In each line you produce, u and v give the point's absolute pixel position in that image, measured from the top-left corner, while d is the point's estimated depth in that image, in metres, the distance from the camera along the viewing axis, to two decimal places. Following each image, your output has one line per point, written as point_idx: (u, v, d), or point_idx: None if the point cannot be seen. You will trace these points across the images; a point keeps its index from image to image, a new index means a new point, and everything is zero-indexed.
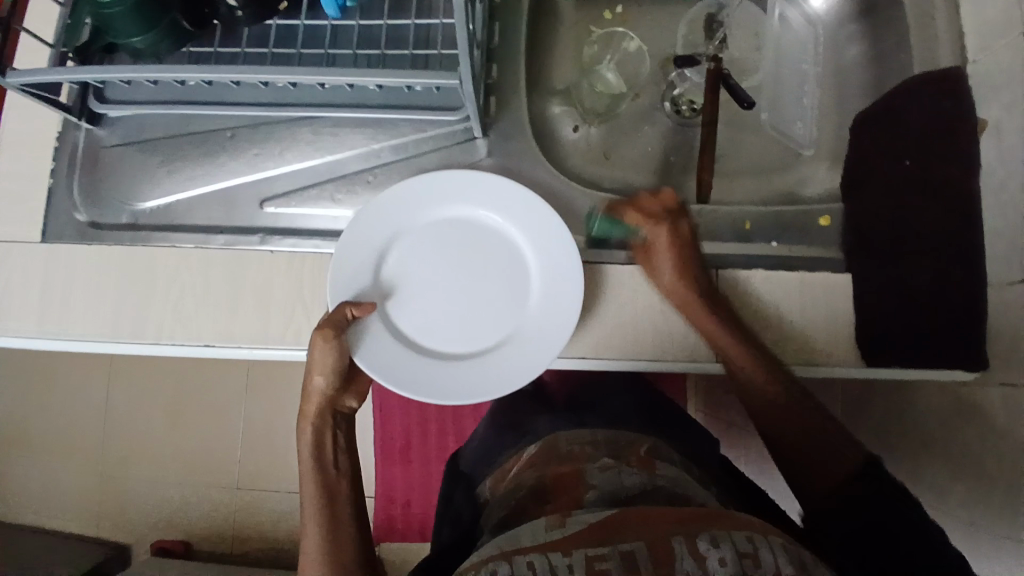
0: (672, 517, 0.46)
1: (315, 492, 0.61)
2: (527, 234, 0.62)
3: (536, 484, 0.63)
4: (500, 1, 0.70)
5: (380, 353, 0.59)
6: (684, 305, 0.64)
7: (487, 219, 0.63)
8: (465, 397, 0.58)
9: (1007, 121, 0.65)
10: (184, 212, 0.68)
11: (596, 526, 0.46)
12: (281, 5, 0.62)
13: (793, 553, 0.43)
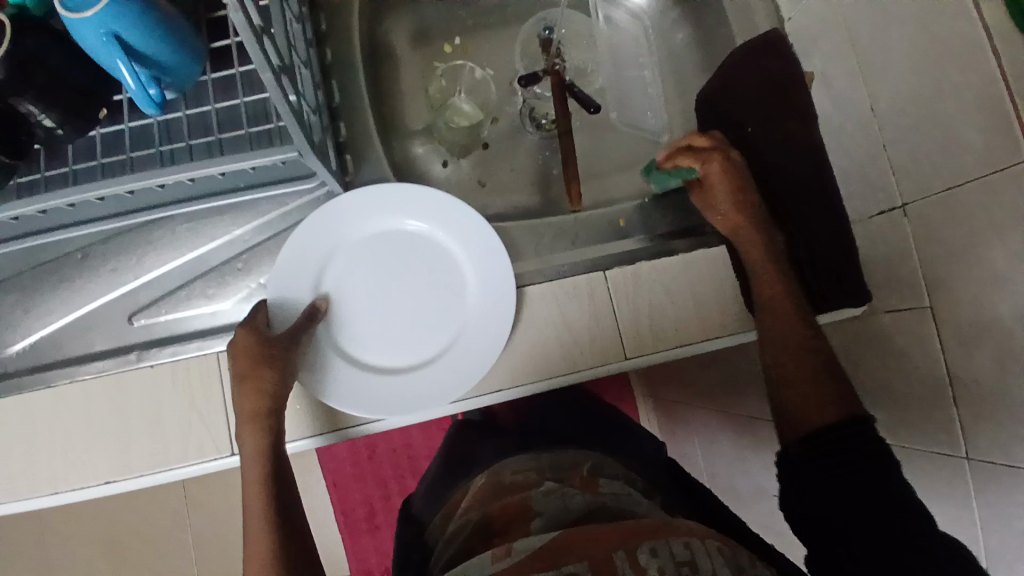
0: (611, 538, 0.48)
1: (261, 534, 0.54)
2: (446, 230, 0.66)
3: (481, 515, 0.63)
4: (331, 58, 0.69)
5: (337, 381, 0.61)
6: (737, 232, 0.66)
7: (405, 226, 0.66)
8: (441, 399, 0.62)
9: (831, 69, 0.70)
10: (52, 347, 0.64)
11: (537, 555, 0.47)
12: (100, 112, 0.60)
13: (727, 556, 0.47)
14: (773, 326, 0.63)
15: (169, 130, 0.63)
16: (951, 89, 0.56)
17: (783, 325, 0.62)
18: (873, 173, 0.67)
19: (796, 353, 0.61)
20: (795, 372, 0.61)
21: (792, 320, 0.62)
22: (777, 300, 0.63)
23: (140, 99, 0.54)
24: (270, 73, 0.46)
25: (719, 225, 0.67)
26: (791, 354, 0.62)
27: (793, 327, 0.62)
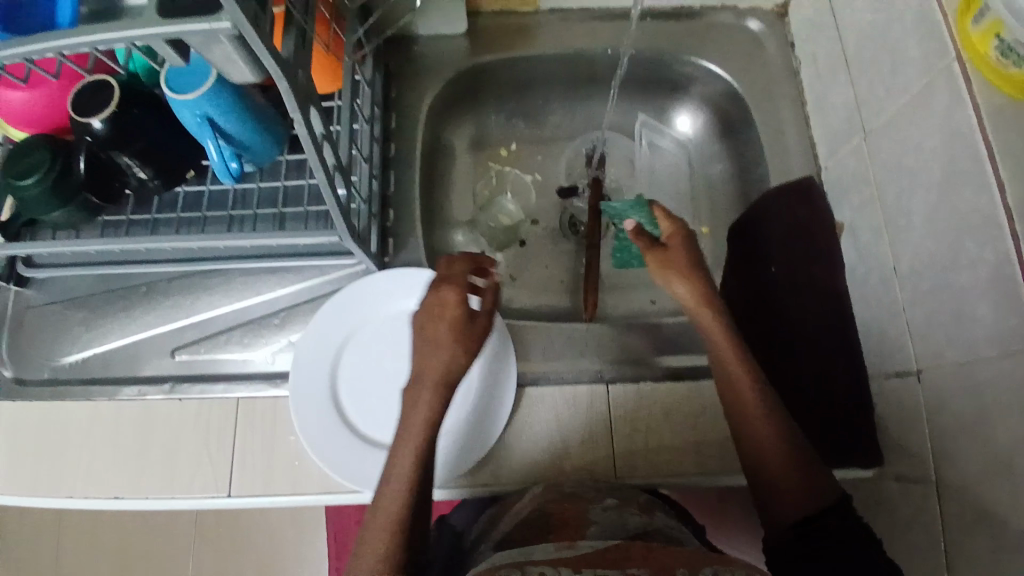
0: (675, 559, 0.43)
1: (385, 524, 0.53)
2: None
3: (533, 514, 0.57)
4: (394, 152, 0.77)
5: (351, 460, 0.64)
6: (700, 313, 0.64)
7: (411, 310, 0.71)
8: (460, 464, 0.64)
9: (857, 223, 0.72)
10: (101, 366, 0.71)
11: (598, 555, 0.44)
12: (187, 173, 0.70)
13: None
14: (742, 417, 0.60)
15: (242, 197, 0.72)
16: (968, 260, 0.56)
17: (750, 404, 0.60)
18: (891, 329, 0.67)
19: (761, 427, 0.59)
20: (770, 451, 0.58)
21: (750, 400, 0.60)
22: (738, 381, 0.61)
23: (219, 170, 0.64)
24: (323, 172, 0.53)
25: (682, 300, 0.65)
26: (761, 436, 0.59)
27: (761, 405, 0.60)
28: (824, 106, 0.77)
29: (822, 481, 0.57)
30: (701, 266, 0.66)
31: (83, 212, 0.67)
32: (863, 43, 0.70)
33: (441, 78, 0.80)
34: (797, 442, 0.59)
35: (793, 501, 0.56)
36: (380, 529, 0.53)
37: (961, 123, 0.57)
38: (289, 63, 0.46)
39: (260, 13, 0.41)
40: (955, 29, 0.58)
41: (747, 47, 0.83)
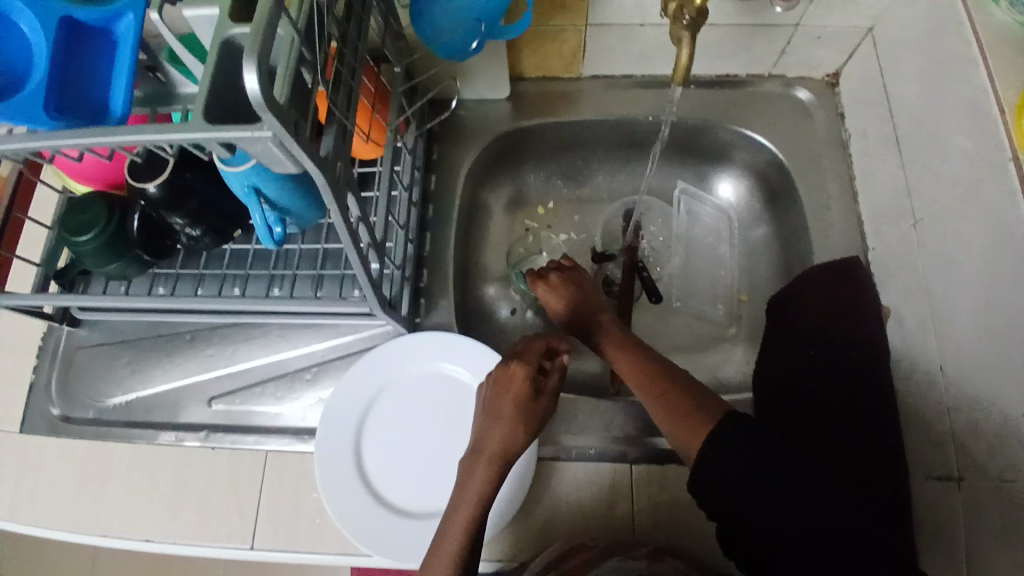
0: None
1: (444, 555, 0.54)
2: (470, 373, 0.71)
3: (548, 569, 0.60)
4: (432, 214, 0.78)
5: (369, 524, 0.64)
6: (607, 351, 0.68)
7: (438, 373, 0.72)
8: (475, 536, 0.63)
9: (902, 310, 0.69)
10: (143, 409, 0.75)
11: None
12: (234, 232, 0.73)
13: None
14: (632, 375, 0.64)
15: (285, 254, 0.74)
16: (1015, 370, 0.53)
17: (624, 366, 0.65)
18: (933, 429, 0.63)
19: (637, 383, 0.63)
20: (643, 385, 0.63)
21: (627, 363, 0.65)
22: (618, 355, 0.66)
23: (262, 236, 0.65)
24: (357, 254, 0.55)
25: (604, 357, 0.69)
26: (635, 379, 0.63)
27: (630, 368, 0.64)
28: (871, 186, 0.75)
29: (701, 404, 0.58)
30: (579, 294, 0.73)
31: (134, 265, 0.71)
32: (913, 127, 0.68)
33: (481, 141, 0.81)
34: (677, 380, 0.61)
35: (688, 430, 0.57)
36: (444, 553, 0.54)
37: (1010, 223, 0.54)
38: (328, 159, 0.47)
39: (300, 120, 0.43)
40: (1011, 126, 0.56)
41: (794, 119, 0.81)
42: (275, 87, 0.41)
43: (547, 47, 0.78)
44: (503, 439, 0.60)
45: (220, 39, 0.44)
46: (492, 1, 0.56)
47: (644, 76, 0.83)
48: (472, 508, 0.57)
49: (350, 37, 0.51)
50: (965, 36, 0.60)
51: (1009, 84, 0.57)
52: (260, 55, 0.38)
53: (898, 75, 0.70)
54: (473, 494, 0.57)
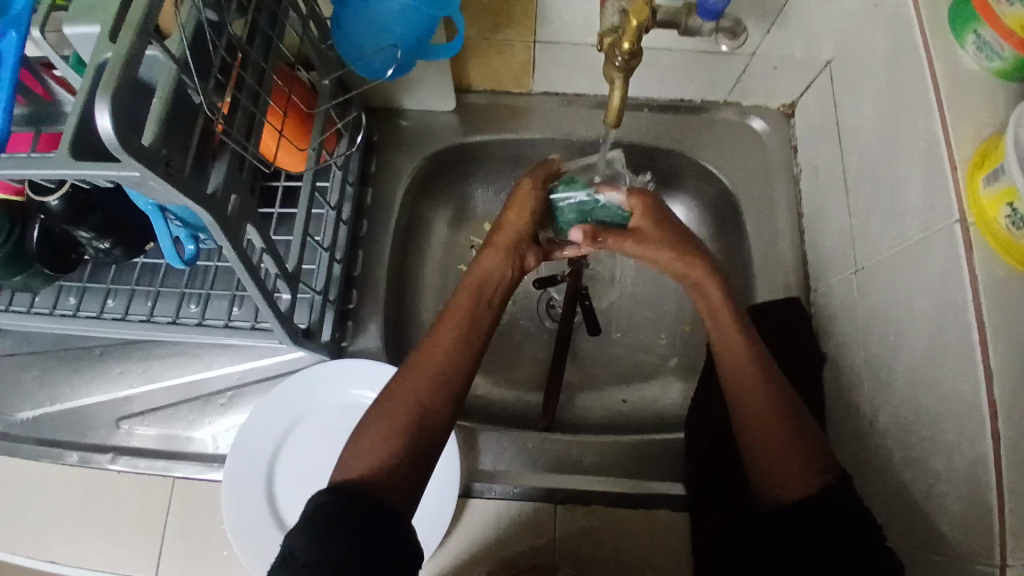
0: None
1: (370, 434, 0.49)
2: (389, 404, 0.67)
3: None
4: (365, 231, 0.74)
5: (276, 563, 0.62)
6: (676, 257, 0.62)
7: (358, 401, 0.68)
8: None
9: (840, 359, 0.67)
10: (51, 427, 0.71)
11: None
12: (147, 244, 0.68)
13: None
14: (737, 382, 0.54)
15: (203, 270, 0.70)
16: (945, 441, 0.52)
17: (739, 366, 0.55)
18: (862, 485, 0.62)
19: (755, 397, 0.53)
20: (747, 392, 0.53)
21: (739, 358, 0.55)
22: (732, 344, 0.56)
23: (169, 256, 0.61)
24: (259, 294, 0.52)
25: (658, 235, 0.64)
26: (741, 379, 0.54)
27: (751, 368, 0.54)
28: (820, 225, 0.73)
29: (812, 457, 0.50)
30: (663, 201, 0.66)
31: (36, 279, 0.65)
32: (864, 172, 0.65)
33: (423, 154, 0.77)
34: (796, 412, 0.53)
35: (788, 477, 0.50)
36: (391, 416, 0.50)
37: (951, 290, 0.52)
38: (216, 197, 0.43)
39: (176, 159, 0.39)
40: (962, 185, 0.53)
41: (747, 149, 0.79)
42: (146, 126, 0.37)
43: (495, 60, 0.73)
44: (473, 324, 0.55)
45: (94, 60, 0.39)
46: (415, 28, 0.52)
47: (597, 94, 0.79)
48: (431, 377, 0.52)
49: (251, 57, 0.47)
50: (924, 81, 0.57)
51: (965, 140, 0.54)
52: (116, 93, 0.34)
53: (854, 115, 0.67)
54: (432, 368, 0.52)
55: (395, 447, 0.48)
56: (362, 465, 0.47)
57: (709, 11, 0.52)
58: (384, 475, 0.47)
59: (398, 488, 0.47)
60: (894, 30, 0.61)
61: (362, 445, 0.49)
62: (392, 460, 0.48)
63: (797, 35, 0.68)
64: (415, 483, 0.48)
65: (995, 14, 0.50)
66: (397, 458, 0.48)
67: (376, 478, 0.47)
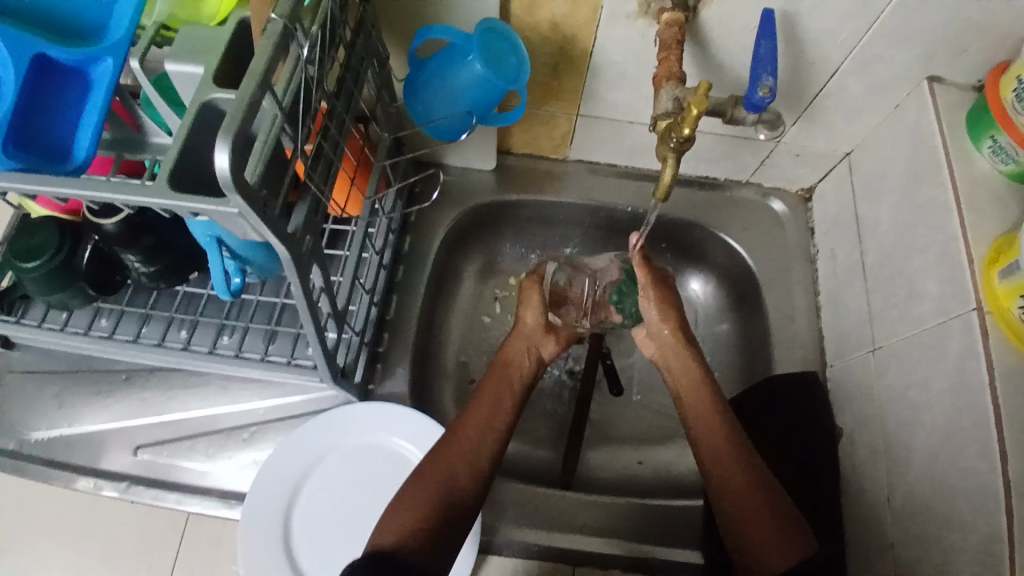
0: None
1: (412, 500, 0.54)
2: (416, 447, 0.68)
3: None
4: (400, 277, 0.76)
5: None
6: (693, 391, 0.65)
7: (389, 441, 0.68)
8: None
9: (858, 434, 0.69)
10: (64, 449, 0.71)
11: None
12: (191, 273, 0.69)
13: None
14: (718, 462, 0.59)
15: (241, 303, 0.71)
16: (964, 521, 0.53)
17: (725, 463, 0.58)
18: (878, 563, 0.63)
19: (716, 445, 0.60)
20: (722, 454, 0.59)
21: (722, 453, 0.59)
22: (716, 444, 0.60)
23: (216, 287, 0.62)
24: (315, 332, 0.53)
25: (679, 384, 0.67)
26: (725, 474, 0.58)
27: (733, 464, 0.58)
28: (837, 305, 0.76)
29: (790, 534, 0.54)
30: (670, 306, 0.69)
31: (77, 299, 0.66)
32: (883, 259, 0.69)
33: (462, 208, 0.80)
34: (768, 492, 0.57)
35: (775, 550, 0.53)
36: (425, 485, 0.55)
37: (967, 374, 0.55)
38: (295, 237, 0.45)
39: (269, 199, 0.42)
40: (979, 275, 0.57)
41: (766, 228, 0.83)
42: (248, 165, 0.40)
43: (538, 128, 0.78)
44: (494, 414, 0.62)
45: (199, 98, 0.42)
46: (485, 99, 0.56)
47: (628, 167, 0.84)
48: (463, 454, 0.58)
49: (336, 110, 0.51)
50: (943, 182, 0.62)
51: (979, 237, 0.59)
52: (235, 135, 0.37)
53: (873, 206, 0.72)
54: (460, 449, 0.58)
55: (429, 513, 0.54)
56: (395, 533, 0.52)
57: (753, 105, 0.54)
58: (419, 536, 0.52)
59: (428, 550, 0.52)
60: (913, 133, 0.66)
61: (394, 517, 0.53)
62: (425, 523, 0.53)
63: (822, 130, 0.74)
64: (445, 545, 0.53)
65: (1014, 123, 0.57)
66: (430, 522, 0.53)
67: (412, 542, 0.51)
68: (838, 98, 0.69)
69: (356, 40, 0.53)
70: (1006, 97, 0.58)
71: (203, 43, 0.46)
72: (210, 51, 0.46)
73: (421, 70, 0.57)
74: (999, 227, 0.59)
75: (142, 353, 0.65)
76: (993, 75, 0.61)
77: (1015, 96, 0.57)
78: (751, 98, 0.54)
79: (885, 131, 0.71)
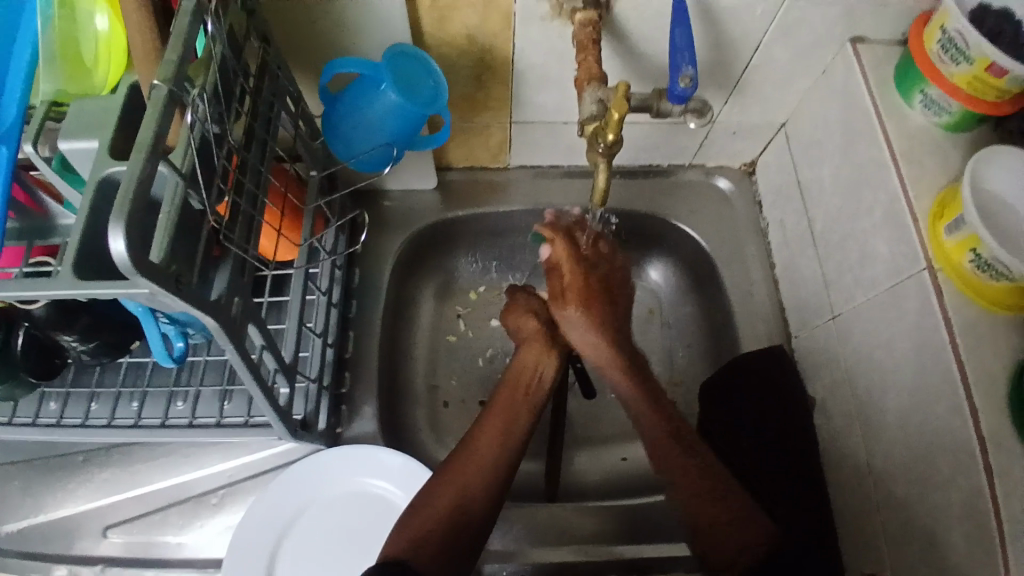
0: None
1: (431, 507, 0.54)
2: (393, 485, 0.66)
3: None
4: (354, 312, 0.75)
5: None
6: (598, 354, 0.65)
7: (366, 482, 0.67)
8: None
9: (830, 402, 0.69)
10: (33, 540, 0.68)
11: None
12: (133, 341, 0.67)
13: None
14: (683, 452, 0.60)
15: (191, 364, 0.69)
16: (945, 478, 0.53)
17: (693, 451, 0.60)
18: (867, 529, 0.62)
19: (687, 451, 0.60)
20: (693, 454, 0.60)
21: (696, 452, 0.60)
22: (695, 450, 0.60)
23: (156, 355, 0.58)
24: (262, 395, 0.51)
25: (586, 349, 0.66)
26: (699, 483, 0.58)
27: (697, 465, 0.59)
28: (794, 275, 0.76)
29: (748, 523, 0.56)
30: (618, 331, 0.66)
31: (20, 387, 0.63)
32: (831, 225, 0.69)
33: (408, 231, 0.79)
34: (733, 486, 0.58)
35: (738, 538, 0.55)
36: (437, 500, 0.55)
37: (928, 333, 0.55)
38: (222, 305, 0.43)
39: (185, 271, 0.40)
40: (925, 233, 0.57)
41: (715, 207, 0.83)
42: (153, 242, 0.38)
43: (473, 140, 0.77)
44: (510, 423, 0.61)
45: (96, 175, 0.40)
46: (405, 128, 0.55)
47: (570, 165, 0.82)
48: (476, 464, 0.57)
49: (249, 162, 0.49)
50: (879, 142, 0.61)
51: (922, 192, 0.59)
52: (130, 217, 0.35)
53: (814, 173, 0.71)
54: (481, 453, 0.58)
55: (443, 528, 0.53)
56: (405, 545, 0.52)
57: (678, 96, 0.53)
58: (428, 550, 0.51)
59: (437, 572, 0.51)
60: (843, 97, 0.66)
61: (411, 525, 0.53)
62: (434, 537, 0.52)
63: (754, 103, 0.73)
64: (459, 560, 0.52)
65: (941, 73, 0.58)
66: (439, 540, 0.52)
67: (421, 552, 0.51)
68: (765, 70, 0.68)
69: (261, 84, 0.51)
70: (931, 48, 0.58)
71: (100, 117, 0.43)
72: (104, 126, 0.43)
73: (336, 104, 0.55)
74: (940, 179, 0.59)
75: (95, 433, 0.62)
76: (918, 27, 0.61)
77: (941, 47, 0.57)
78: (674, 89, 0.52)
79: (816, 97, 0.70)
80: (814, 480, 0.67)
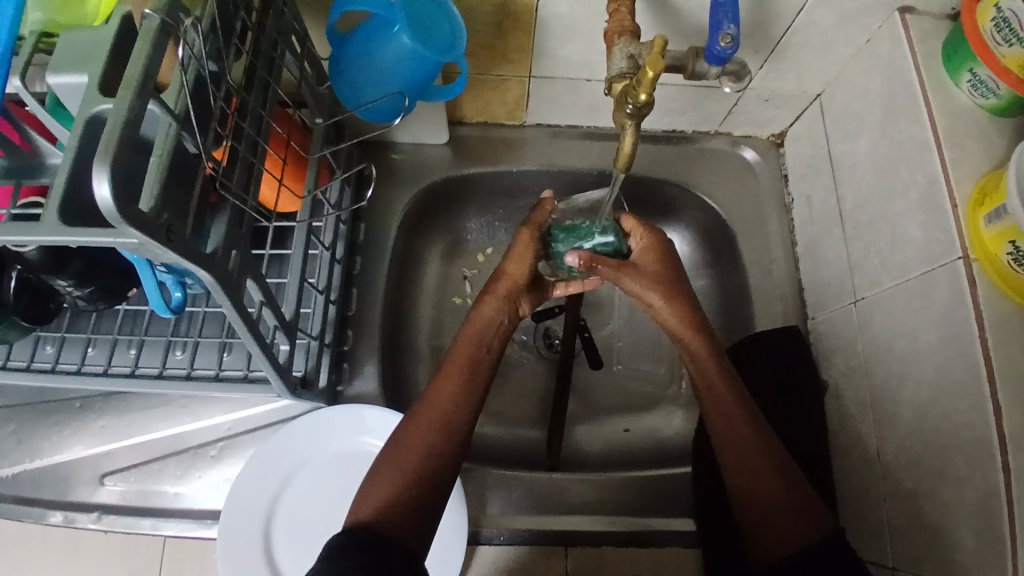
0: None
1: (393, 470, 0.50)
2: None
3: None
4: (359, 267, 0.72)
5: None
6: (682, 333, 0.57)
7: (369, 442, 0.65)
8: None
9: (843, 388, 0.67)
10: (28, 484, 0.68)
11: None
12: (130, 288, 0.64)
13: None
14: (724, 412, 0.54)
15: (189, 315, 0.68)
16: (960, 476, 0.51)
17: (728, 412, 0.54)
18: (871, 515, 0.61)
19: (727, 409, 0.54)
20: (738, 422, 0.53)
21: (730, 411, 0.54)
22: (734, 419, 0.53)
23: (153, 305, 0.56)
24: (262, 352, 0.49)
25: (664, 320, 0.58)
26: (744, 455, 0.52)
27: (744, 429, 0.53)
28: (815, 254, 0.73)
29: (815, 509, 0.50)
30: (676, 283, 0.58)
31: (13, 331, 0.60)
32: (861, 204, 0.66)
33: (417, 189, 0.76)
34: (791, 472, 0.52)
35: (790, 532, 0.48)
36: (401, 464, 0.50)
37: (956, 326, 0.52)
38: (217, 258, 0.41)
39: (176, 222, 0.37)
40: (964, 220, 0.54)
41: (738, 177, 0.80)
42: (142, 191, 0.35)
43: (490, 94, 0.73)
44: (469, 383, 0.55)
45: (85, 113, 0.37)
46: (416, 78, 0.52)
47: (590, 126, 0.79)
48: (438, 418, 0.53)
49: (248, 105, 0.45)
50: (922, 120, 0.57)
51: (962, 176, 0.55)
52: (115, 161, 0.32)
53: (848, 148, 0.68)
54: (439, 410, 0.53)
55: (407, 492, 0.49)
56: (374, 506, 0.48)
57: (716, 57, 0.49)
58: (400, 516, 0.47)
59: (410, 539, 0.47)
60: (886, 68, 0.62)
61: (373, 490, 0.49)
62: (404, 501, 0.48)
63: (790, 69, 0.69)
64: (429, 528, 0.49)
65: (992, 54, 0.53)
66: (407, 504, 0.48)
67: (390, 515, 0.47)
68: (807, 35, 0.63)
69: (264, 21, 0.48)
70: (984, 26, 0.53)
71: (88, 49, 0.40)
72: (93, 58, 0.40)
73: (343, 47, 0.52)
74: (982, 163, 0.56)
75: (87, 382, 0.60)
76: None
77: (993, 25, 0.52)
78: (712, 49, 0.49)
79: (857, 67, 0.66)
80: (822, 463, 0.65)
